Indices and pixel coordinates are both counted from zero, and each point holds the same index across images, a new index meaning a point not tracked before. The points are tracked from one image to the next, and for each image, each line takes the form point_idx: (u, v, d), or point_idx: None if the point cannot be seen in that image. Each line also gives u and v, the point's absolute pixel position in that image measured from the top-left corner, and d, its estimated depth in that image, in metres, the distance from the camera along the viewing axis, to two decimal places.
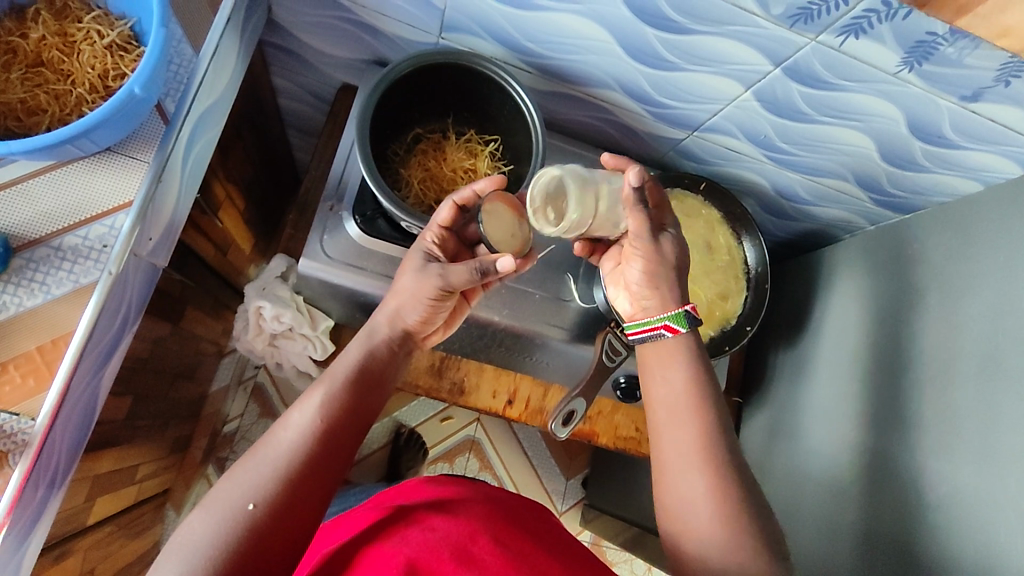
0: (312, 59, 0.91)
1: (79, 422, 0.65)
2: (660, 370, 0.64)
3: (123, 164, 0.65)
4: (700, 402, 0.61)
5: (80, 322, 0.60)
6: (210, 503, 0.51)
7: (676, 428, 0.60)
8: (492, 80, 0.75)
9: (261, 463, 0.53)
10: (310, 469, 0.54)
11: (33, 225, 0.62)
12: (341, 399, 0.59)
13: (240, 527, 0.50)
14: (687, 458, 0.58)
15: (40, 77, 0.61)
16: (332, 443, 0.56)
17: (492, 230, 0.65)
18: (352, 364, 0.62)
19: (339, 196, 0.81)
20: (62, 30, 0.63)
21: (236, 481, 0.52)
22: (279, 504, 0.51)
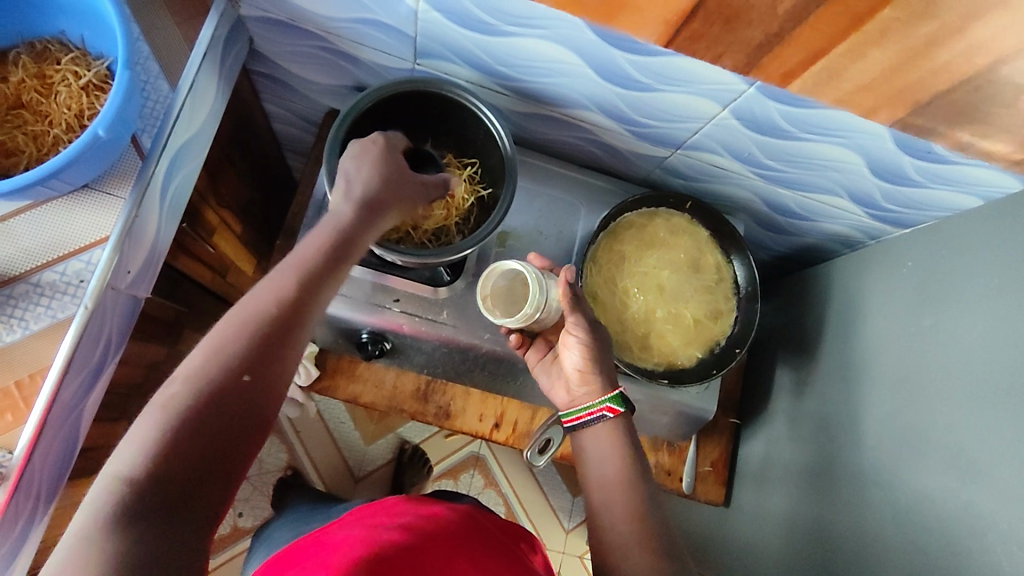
0: (298, 85, 0.92)
1: (61, 452, 0.66)
2: (596, 450, 0.66)
3: (101, 200, 0.67)
4: (633, 478, 0.63)
5: (57, 356, 0.62)
6: (186, 371, 0.45)
7: (613, 507, 0.62)
8: (465, 105, 0.75)
9: (236, 326, 0.47)
10: (282, 335, 0.48)
11: (13, 262, 0.63)
12: (315, 263, 0.52)
13: (213, 390, 0.45)
14: (625, 531, 0.60)
15: (19, 119, 0.64)
16: (310, 309, 0.51)
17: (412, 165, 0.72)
18: (324, 229, 0.55)
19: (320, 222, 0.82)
20: (41, 73, 0.65)
21: (204, 347, 0.46)
22: (261, 372, 0.47)
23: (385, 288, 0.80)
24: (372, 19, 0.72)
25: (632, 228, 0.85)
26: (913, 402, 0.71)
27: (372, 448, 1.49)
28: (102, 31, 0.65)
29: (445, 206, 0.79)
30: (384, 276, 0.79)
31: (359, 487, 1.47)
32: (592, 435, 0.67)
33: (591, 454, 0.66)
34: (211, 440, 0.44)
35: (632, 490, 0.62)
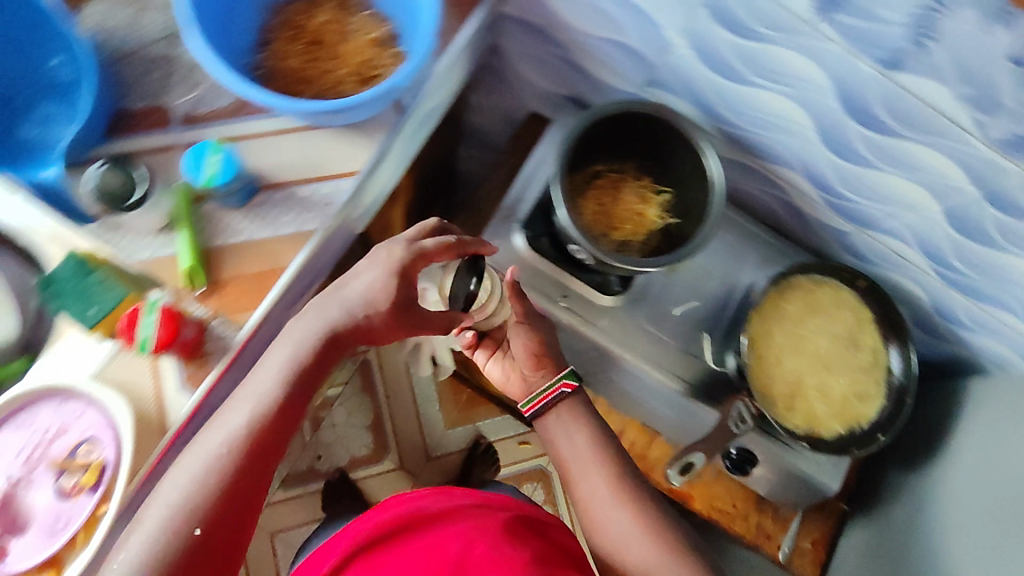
0: (516, 85, 1.00)
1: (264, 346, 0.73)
2: (558, 429, 0.80)
3: (355, 137, 0.74)
4: (600, 453, 0.77)
5: (294, 261, 0.70)
6: (148, 521, 0.56)
7: (594, 494, 0.74)
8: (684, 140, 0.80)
9: (188, 467, 0.58)
10: (251, 453, 0.60)
11: (277, 172, 0.72)
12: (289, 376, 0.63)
13: (174, 537, 0.55)
14: (606, 509, 0.73)
15: (314, 54, 0.73)
16: (271, 432, 0.61)
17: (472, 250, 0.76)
18: (298, 342, 0.64)
19: (515, 208, 0.88)
20: (340, 20, 0.75)
21: (167, 493, 0.57)
22: (214, 519, 0.56)
23: (560, 283, 0.87)
24: (622, 43, 0.78)
25: (800, 290, 0.86)
26: None
27: (451, 433, 1.53)
28: None
29: (635, 225, 0.85)
30: (561, 272, 0.85)
31: (429, 465, 1.52)
32: (552, 418, 0.80)
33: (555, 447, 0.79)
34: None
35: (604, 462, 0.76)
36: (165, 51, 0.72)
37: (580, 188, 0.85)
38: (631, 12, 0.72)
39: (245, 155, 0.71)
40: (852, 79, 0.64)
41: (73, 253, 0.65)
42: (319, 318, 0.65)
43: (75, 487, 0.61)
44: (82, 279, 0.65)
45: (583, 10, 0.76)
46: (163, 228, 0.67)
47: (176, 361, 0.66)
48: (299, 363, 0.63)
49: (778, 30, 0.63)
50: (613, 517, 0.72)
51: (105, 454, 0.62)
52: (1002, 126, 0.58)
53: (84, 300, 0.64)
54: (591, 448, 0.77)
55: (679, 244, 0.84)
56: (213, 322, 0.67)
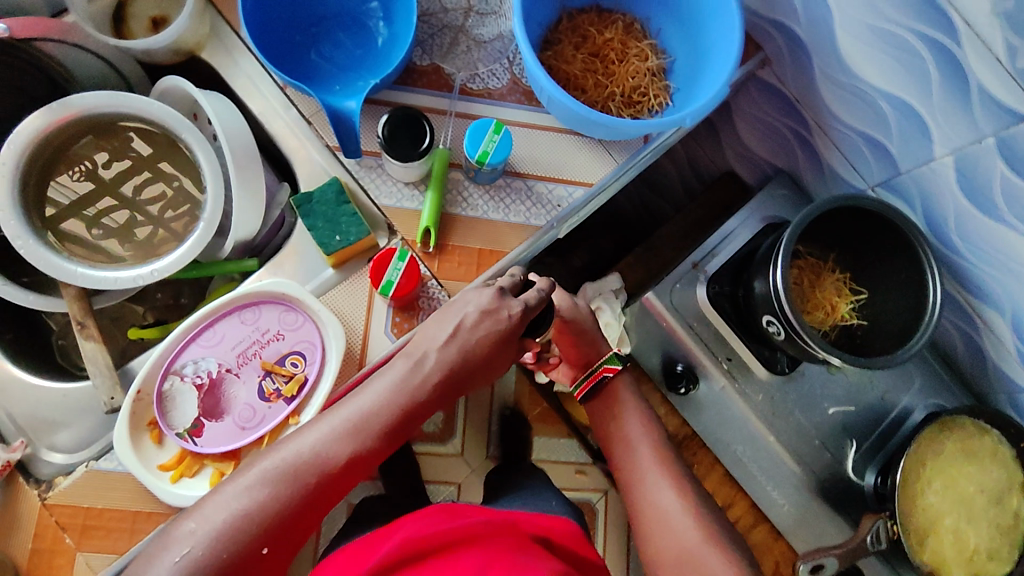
0: (727, 142, 1.02)
1: None
2: (626, 407, 0.79)
3: (600, 152, 0.76)
4: (648, 426, 0.78)
5: (515, 250, 0.72)
6: (207, 522, 0.55)
7: (633, 467, 0.75)
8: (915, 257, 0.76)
9: (258, 480, 0.56)
10: (328, 488, 0.59)
11: (524, 162, 0.75)
12: (383, 417, 0.62)
13: (232, 554, 0.54)
14: (648, 476, 0.74)
15: (593, 65, 0.76)
16: (346, 469, 0.60)
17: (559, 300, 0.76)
18: (397, 384, 0.63)
19: (705, 258, 0.89)
20: (624, 41, 0.77)
21: (237, 499, 0.55)
22: (273, 536, 0.56)
23: (725, 344, 0.87)
24: (878, 143, 0.78)
25: (962, 431, 0.84)
26: None
27: None
28: (689, 38, 0.75)
29: (826, 314, 0.83)
30: (734, 336, 0.87)
31: None
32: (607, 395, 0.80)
33: (606, 412, 0.79)
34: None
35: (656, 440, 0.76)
36: (458, 21, 0.75)
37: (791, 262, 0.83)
38: (908, 117, 0.72)
39: None
40: None
41: (335, 179, 0.69)
42: (418, 366, 0.63)
43: (275, 393, 0.65)
44: (336, 206, 0.69)
45: (853, 100, 0.77)
46: (415, 182, 0.71)
47: (389, 305, 0.69)
48: (395, 407, 0.62)
49: None
50: (657, 490, 0.72)
51: (307, 372, 0.65)
52: None
53: (333, 227, 0.68)
54: (641, 424, 0.78)
55: (851, 347, 0.85)
56: (429, 282, 0.70)
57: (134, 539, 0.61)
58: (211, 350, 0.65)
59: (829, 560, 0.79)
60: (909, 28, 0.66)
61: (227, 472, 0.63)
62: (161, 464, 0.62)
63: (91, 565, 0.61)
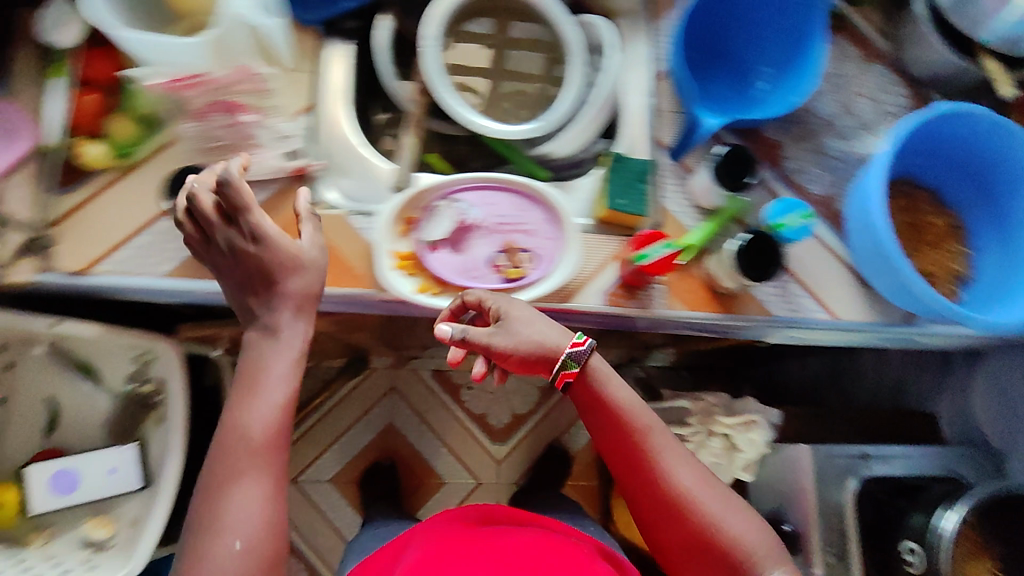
0: (946, 388, 0.99)
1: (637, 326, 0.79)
2: (612, 381, 0.71)
3: (860, 300, 0.78)
4: (634, 403, 0.70)
5: (744, 315, 0.76)
6: (227, 515, 0.61)
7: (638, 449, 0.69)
8: None
9: (222, 481, 0.62)
10: (280, 447, 0.65)
11: (794, 258, 0.78)
12: (275, 386, 0.66)
13: (244, 548, 0.60)
14: (663, 454, 0.68)
15: (907, 233, 0.80)
16: (274, 445, 0.64)
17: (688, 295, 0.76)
18: (289, 350, 0.67)
19: (870, 456, 0.86)
20: (943, 237, 0.80)
21: (233, 518, 0.60)
22: (266, 507, 0.62)
23: (841, 544, 0.82)
24: None
25: None
26: None
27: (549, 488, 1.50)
28: (1006, 271, 0.76)
29: None
30: (852, 543, 0.82)
31: (511, 486, 1.51)
32: (585, 385, 0.70)
33: (584, 392, 0.70)
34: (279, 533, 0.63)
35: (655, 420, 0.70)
36: (817, 126, 0.83)
37: (966, 527, 0.79)
38: None
39: None
40: None
41: (650, 161, 0.78)
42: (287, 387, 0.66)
43: (500, 268, 0.73)
44: (637, 179, 0.76)
45: None
46: (703, 210, 0.78)
47: (617, 274, 0.75)
48: (282, 406, 0.65)
49: None
50: (677, 468, 0.68)
51: (529, 271, 0.73)
52: None
53: (624, 191, 0.75)
54: (631, 399, 0.70)
55: None
56: (656, 282, 0.75)
57: (337, 283, 0.70)
58: (484, 206, 0.74)
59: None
60: None
61: (430, 291, 0.71)
62: (394, 251, 0.71)
63: None
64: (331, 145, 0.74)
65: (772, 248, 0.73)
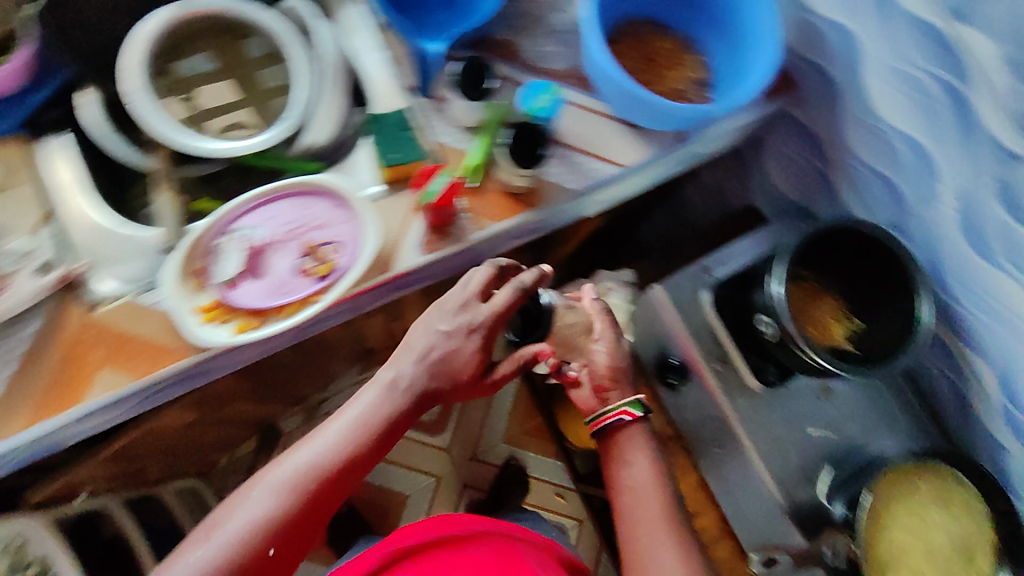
0: (754, 179, 1.11)
1: (468, 260, 0.81)
2: (640, 458, 0.77)
3: (636, 140, 0.85)
4: (662, 488, 0.75)
5: (553, 202, 0.81)
6: (206, 536, 0.61)
7: (637, 505, 0.73)
8: (906, 286, 0.83)
9: (260, 492, 0.63)
10: (318, 502, 0.65)
11: (567, 133, 0.84)
12: (355, 436, 0.68)
13: (243, 552, 0.60)
14: (653, 532, 0.70)
15: (646, 66, 0.86)
16: (346, 470, 0.67)
17: (481, 211, 0.79)
18: (404, 387, 0.72)
19: (714, 266, 0.96)
20: (677, 54, 0.88)
21: (229, 523, 0.61)
22: (279, 534, 0.62)
23: (721, 346, 0.92)
24: (894, 185, 0.87)
25: (936, 477, 0.88)
26: None
27: (500, 446, 1.57)
28: (731, 56, 0.85)
29: (823, 333, 0.88)
30: (729, 340, 0.91)
31: (470, 462, 1.56)
32: (614, 440, 0.79)
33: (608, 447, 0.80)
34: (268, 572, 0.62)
35: (672, 523, 0.71)
36: (537, 10, 0.88)
37: (789, 282, 0.87)
38: (919, 156, 0.80)
39: None
40: None
41: (402, 109, 0.79)
42: (383, 385, 0.72)
43: (308, 271, 0.72)
44: (399, 131, 0.78)
45: (870, 138, 0.86)
46: (471, 128, 0.81)
47: (423, 224, 0.76)
48: (365, 433, 0.69)
49: None
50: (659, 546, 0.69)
51: (339, 260, 0.72)
52: None
53: (392, 145, 0.77)
54: (651, 474, 0.76)
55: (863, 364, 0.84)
56: (462, 214, 0.78)
57: (154, 367, 0.67)
58: (265, 223, 0.72)
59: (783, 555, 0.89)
60: (926, 71, 0.74)
61: (252, 326, 0.69)
62: (196, 307, 0.69)
63: (112, 382, 0.67)
64: (95, 244, 0.72)
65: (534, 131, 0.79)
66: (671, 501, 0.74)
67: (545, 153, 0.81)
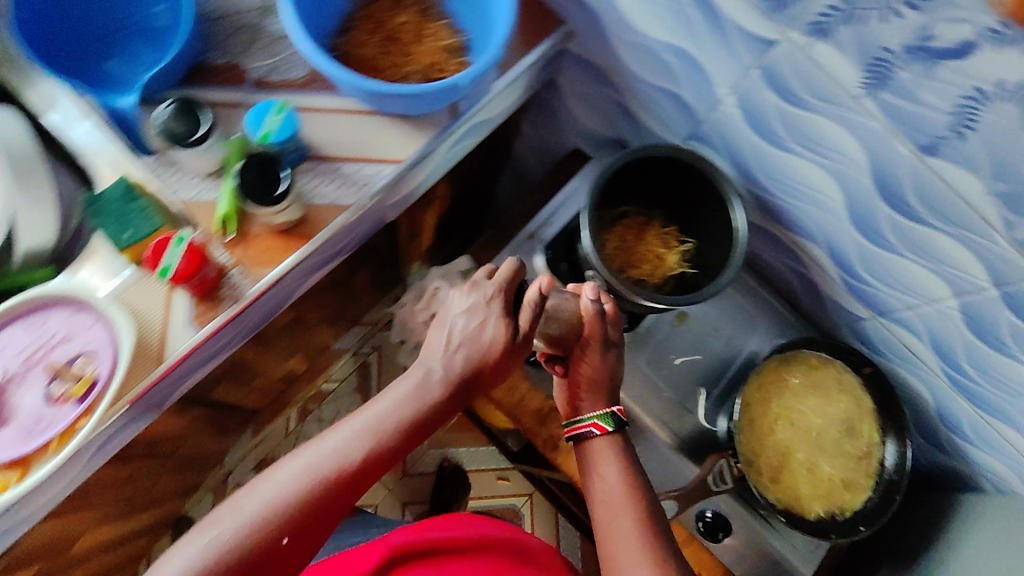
0: (566, 121, 1.05)
1: (271, 304, 0.77)
2: (609, 462, 0.69)
3: (405, 128, 0.78)
4: (637, 497, 0.66)
5: (331, 224, 0.73)
6: (214, 522, 0.56)
7: (614, 517, 0.65)
8: (715, 195, 0.82)
9: (287, 474, 0.59)
10: (343, 494, 0.61)
11: (325, 145, 0.75)
12: (383, 437, 0.64)
13: (248, 545, 0.55)
14: (624, 543, 0.63)
15: (389, 47, 0.77)
16: (355, 481, 0.62)
17: (252, 259, 0.70)
18: (436, 383, 0.68)
19: (541, 229, 0.95)
20: (421, 24, 0.80)
21: (256, 499, 0.57)
22: (286, 534, 0.57)
23: None
24: (679, 98, 0.82)
25: (806, 364, 0.89)
26: None
27: (430, 453, 1.52)
28: (476, 13, 0.77)
29: (655, 265, 0.90)
30: None
31: (403, 478, 1.51)
32: (588, 451, 0.72)
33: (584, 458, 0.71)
34: (272, 564, 0.57)
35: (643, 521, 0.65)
36: (255, 20, 0.77)
37: (598, 219, 0.87)
38: (687, 64, 0.76)
39: (304, 125, 0.75)
40: (887, 157, 0.66)
41: (123, 179, 0.69)
42: (426, 366, 0.69)
43: (63, 395, 0.65)
44: (125, 203, 0.68)
45: (643, 57, 0.81)
46: (212, 174, 0.70)
47: (189, 297, 0.68)
48: (392, 426, 0.64)
49: (823, 100, 0.66)
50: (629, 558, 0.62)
51: (99, 370, 0.65)
52: None
53: (121, 223, 0.67)
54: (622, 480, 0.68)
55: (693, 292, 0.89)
56: (232, 271, 0.69)
57: None
58: None
59: (669, 502, 0.90)
60: None
61: (13, 482, 0.62)
62: None
63: None
64: None
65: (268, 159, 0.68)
66: (646, 508, 0.66)
67: (284, 188, 0.67)
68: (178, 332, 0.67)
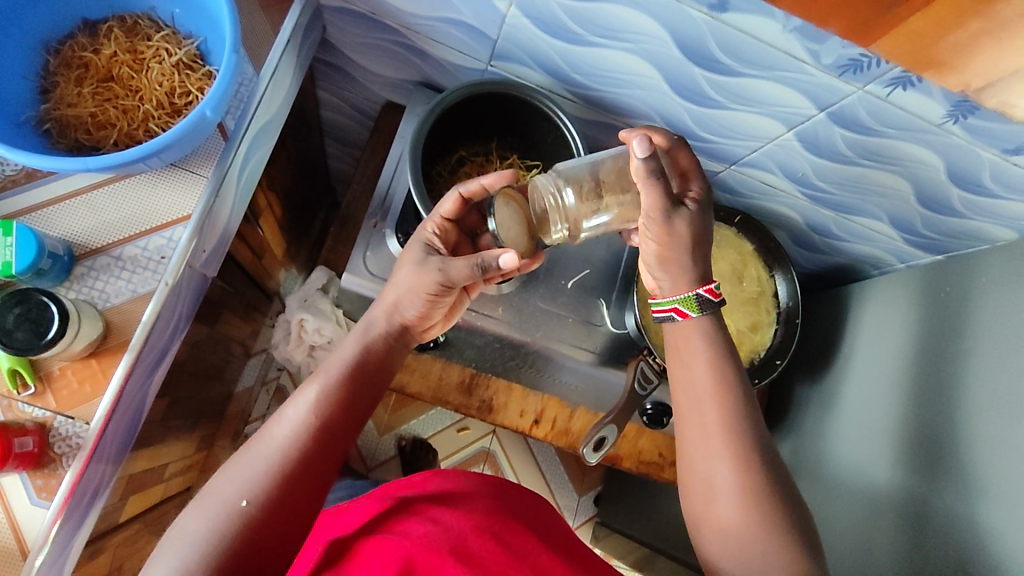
0: (360, 76, 0.91)
1: (128, 421, 0.65)
2: (695, 357, 0.63)
3: (179, 176, 0.66)
4: (728, 392, 0.61)
5: (145, 313, 0.62)
6: (204, 503, 0.53)
7: (696, 406, 0.62)
8: (539, 110, 0.77)
9: (258, 454, 0.56)
10: (320, 455, 0.57)
11: (95, 235, 0.63)
12: (338, 389, 0.61)
13: (232, 528, 0.52)
14: (705, 444, 0.60)
15: (109, 92, 0.63)
16: (328, 438, 0.58)
17: (72, 402, 0.60)
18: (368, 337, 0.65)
19: (383, 214, 0.85)
20: (133, 48, 0.65)
21: (229, 481, 0.54)
22: (270, 504, 0.53)
23: None
24: (464, 24, 0.73)
25: None
26: (931, 404, 0.76)
27: (383, 439, 1.44)
28: (196, 10, 0.64)
29: None
30: None
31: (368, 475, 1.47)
32: (672, 333, 0.65)
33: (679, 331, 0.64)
34: (271, 534, 0.53)
35: (723, 425, 0.60)
36: None
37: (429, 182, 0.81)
38: None
39: (57, 223, 0.63)
40: (682, 22, 0.61)
41: None
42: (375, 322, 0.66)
43: None
44: None
45: None
46: None
47: (20, 474, 0.59)
48: (347, 382, 0.62)
49: None
50: (713, 460, 0.59)
51: None
52: (831, 50, 0.58)
53: None
54: (714, 369, 0.62)
55: None
56: (55, 422, 0.60)
57: None
58: None
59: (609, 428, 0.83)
60: None
61: None
62: None
63: None
64: None
65: (26, 296, 0.57)
66: (741, 408, 0.61)
67: (55, 331, 0.56)
68: (24, 514, 0.59)
